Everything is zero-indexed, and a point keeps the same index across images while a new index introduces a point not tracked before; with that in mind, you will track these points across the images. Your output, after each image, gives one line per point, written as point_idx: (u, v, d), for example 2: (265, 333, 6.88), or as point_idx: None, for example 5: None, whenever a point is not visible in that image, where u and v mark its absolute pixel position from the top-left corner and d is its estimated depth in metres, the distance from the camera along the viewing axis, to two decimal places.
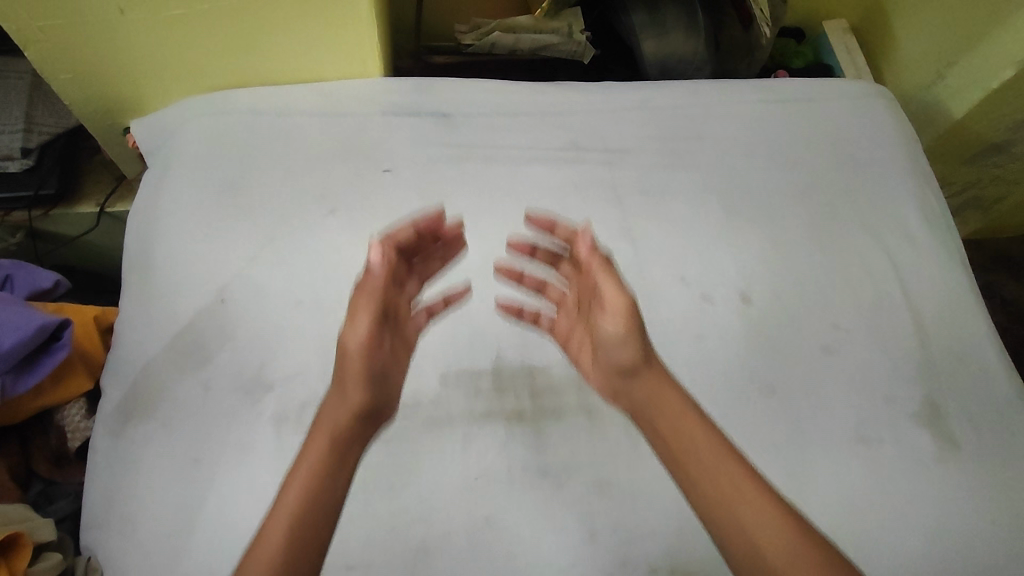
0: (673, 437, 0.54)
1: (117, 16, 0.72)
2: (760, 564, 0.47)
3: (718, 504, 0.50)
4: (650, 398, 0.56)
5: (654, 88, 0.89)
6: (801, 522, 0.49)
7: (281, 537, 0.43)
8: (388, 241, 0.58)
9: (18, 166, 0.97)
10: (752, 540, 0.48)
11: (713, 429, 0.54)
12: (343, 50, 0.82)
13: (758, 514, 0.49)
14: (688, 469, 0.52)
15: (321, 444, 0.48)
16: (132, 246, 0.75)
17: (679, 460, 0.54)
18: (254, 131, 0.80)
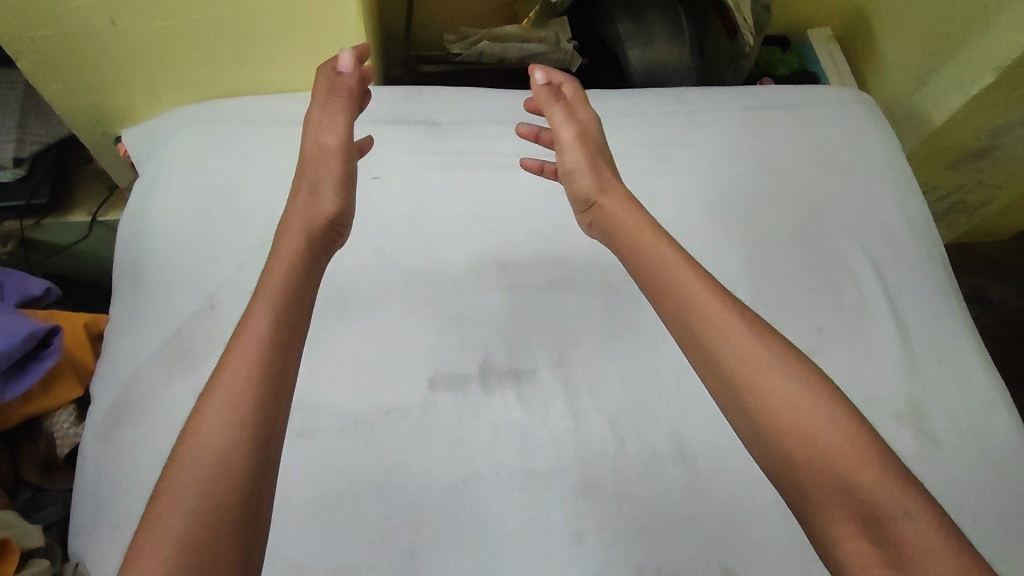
0: (651, 274, 0.53)
1: (109, 28, 0.73)
2: (741, 380, 0.46)
3: (700, 324, 0.49)
4: (618, 221, 0.59)
5: (640, 96, 0.90)
6: (792, 350, 0.47)
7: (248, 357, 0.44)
8: (329, 67, 0.66)
9: (9, 176, 0.98)
10: (730, 360, 0.47)
11: (694, 268, 0.53)
12: (332, 59, 0.83)
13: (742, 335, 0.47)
14: (682, 312, 0.50)
15: (278, 283, 0.50)
16: (123, 254, 0.75)
17: (677, 312, 0.51)
18: (244, 140, 0.81)
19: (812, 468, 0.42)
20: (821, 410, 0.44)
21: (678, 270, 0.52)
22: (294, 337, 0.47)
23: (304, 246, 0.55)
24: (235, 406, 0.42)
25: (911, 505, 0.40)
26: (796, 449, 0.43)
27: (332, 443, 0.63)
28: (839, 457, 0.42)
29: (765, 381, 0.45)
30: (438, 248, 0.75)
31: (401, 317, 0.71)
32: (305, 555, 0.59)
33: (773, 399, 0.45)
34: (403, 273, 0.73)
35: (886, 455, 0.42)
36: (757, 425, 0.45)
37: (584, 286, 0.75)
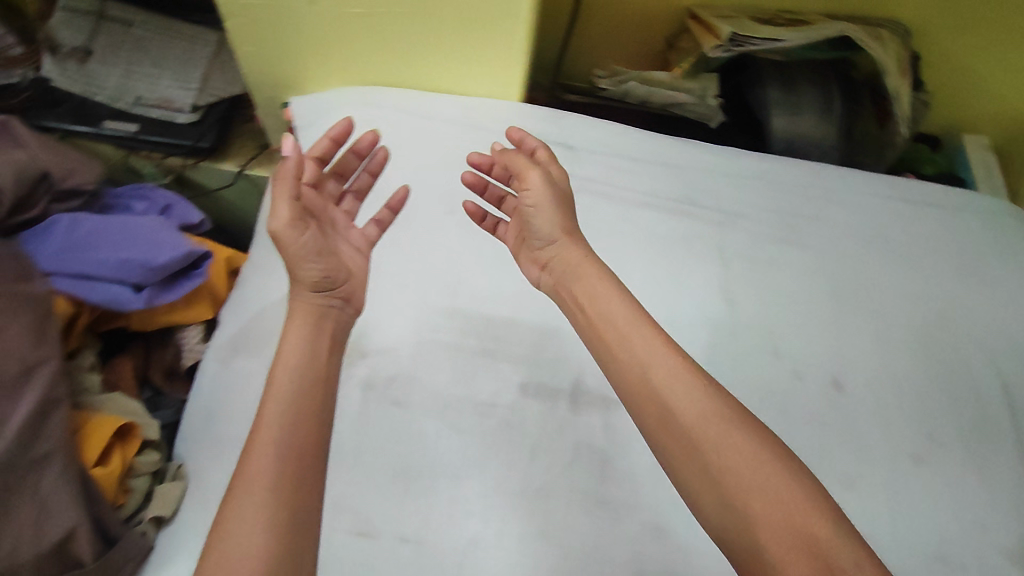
0: (614, 338, 0.57)
1: (307, 6, 0.82)
2: (692, 432, 0.49)
3: (648, 386, 0.53)
4: (586, 294, 0.62)
5: (779, 162, 0.89)
6: (734, 402, 0.51)
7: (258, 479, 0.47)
8: (353, 153, 0.74)
9: (185, 119, 1.15)
10: (681, 415, 0.50)
11: (651, 327, 0.57)
12: (490, 71, 0.89)
13: (689, 390, 0.51)
14: (650, 397, 0.53)
15: (277, 401, 0.52)
16: (274, 203, 0.83)
17: (654, 400, 0.52)
18: (398, 128, 0.87)
19: (762, 510, 0.45)
20: (791, 480, 0.46)
21: (656, 341, 0.56)
22: (315, 393, 0.54)
23: (329, 338, 0.59)
24: (275, 449, 0.49)
25: (858, 555, 0.42)
26: (742, 496, 0.46)
27: (419, 418, 0.66)
28: (793, 516, 0.44)
29: (715, 436, 0.48)
30: None
31: (506, 320, 0.73)
32: (376, 516, 0.61)
33: (720, 467, 0.47)
34: (515, 279, 0.76)
35: (826, 496, 0.46)
36: (708, 488, 0.48)
37: (688, 334, 0.75)
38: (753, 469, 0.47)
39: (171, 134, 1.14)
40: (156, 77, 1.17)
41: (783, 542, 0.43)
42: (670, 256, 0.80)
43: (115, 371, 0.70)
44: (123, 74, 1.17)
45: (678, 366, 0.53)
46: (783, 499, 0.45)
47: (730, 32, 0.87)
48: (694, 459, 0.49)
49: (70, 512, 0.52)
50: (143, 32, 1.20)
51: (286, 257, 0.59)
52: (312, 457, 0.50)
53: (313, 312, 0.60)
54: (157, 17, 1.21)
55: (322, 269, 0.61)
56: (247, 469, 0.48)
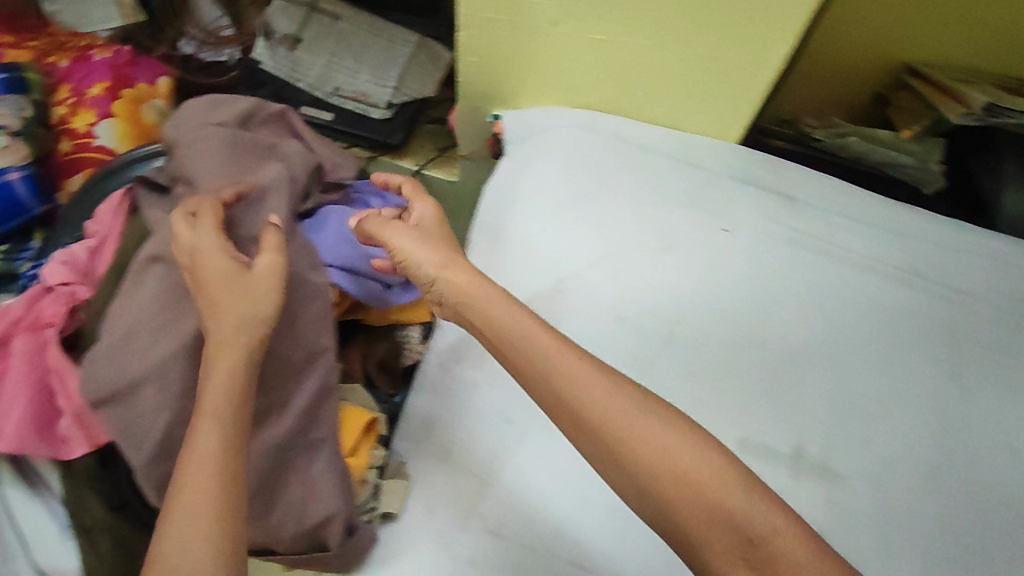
0: (521, 349, 0.56)
1: (548, 28, 0.84)
2: (613, 443, 0.51)
3: (561, 395, 0.53)
4: (482, 296, 0.60)
5: (1015, 244, 0.84)
6: (618, 380, 0.54)
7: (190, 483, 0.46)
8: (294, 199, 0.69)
9: (379, 114, 1.19)
10: (603, 419, 0.51)
11: (555, 335, 0.57)
12: (718, 111, 0.87)
13: (598, 391, 0.52)
14: (580, 412, 0.52)
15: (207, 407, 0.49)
16: (493, 213, 0.86)
17: (563, 403, 0.53)
18: (617, 157, 0.87)
19: (695, 501, 0.47)
20: (699, 458, 0.49)
21: (554, 343, 0.56)
22: (233, 388, 0.51)
23: (244, 345, 0.53)
24: (209, 460, 0.47)
25: (778, 522, 0.47)
26: (665, 489, 0.48)
27: None
28: (705, 489, 0.48)
29: (637, 428, 0.50)
30: (774, 314, 0.78)
31: (724, 372, 0.74)
32: (600, 548, 0.62)
33: (645, 469, 0.49)
34: (729, 328, 0.77)
35: (734, 464, 0.49)
36: (644, 488, 0.49)
37: (912, 413, 0.73)
38: (678, 457, 0.49)
39: (364, 128, 1.18)
40: (356, 72, 1.21)
41: (726, 539, 0.46)
42: (868, 314, 0.78)
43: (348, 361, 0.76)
44: (326, 65, 1.22)
45: (581, 364, 0.54)
46: (691, 475, 0.48)
47: (984, 104, 0.89)
48: (631, 465, 0.50)
49: (330, 501, 0.58)
50: (348, 27, 1.24)
51: (222, 288, 0.56)
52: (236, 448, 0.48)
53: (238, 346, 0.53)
54: (363, 14, 1.25)
55: (252, 294, 0.56)
56: (184, 482, 0.46)
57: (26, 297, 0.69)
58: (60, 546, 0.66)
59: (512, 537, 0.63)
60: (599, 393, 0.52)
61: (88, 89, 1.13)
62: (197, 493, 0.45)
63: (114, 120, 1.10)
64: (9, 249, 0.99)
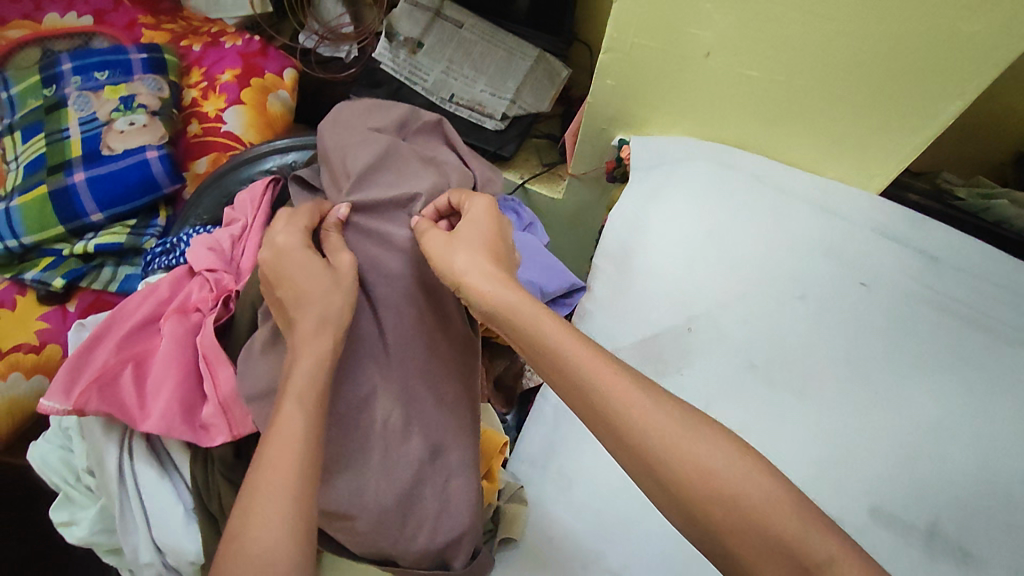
0: (550, 356, 0.53)
1: (701, 58, 0.84)
2: (661, 462, 0.47)
3: (599, 409, 0.50)
4: (506, 308, 0.56)
5: None
6: (653, 391, 0.51)
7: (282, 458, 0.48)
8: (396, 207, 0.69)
9: (492, 125, 1.20)
10: (649, 436, 0.48)
11: (587, 342, 0.54)
12: (861, 159, 0.87)
13: (646, 407, 0.49)
14: (619, 433, 0.49)
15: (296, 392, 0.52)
16: (624, 240, 0.86)
17: (604, 422, 0.50)
18: (752, 195, 0.85)
19: (745, 527, 0.44)
20: (747, 476, 0.46)
21: (598, 361, 0.52)
22: (315, 388, 0.53)
23: (331, 349, 0.55)
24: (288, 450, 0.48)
25: (834, 549, 0.43)
26: (710, 514, 0.45)
27: None
28: (760, 513, 0.44)
29: (685, 448, 0.47)
30: (911, 381, 0.73)
31: (854, 433, 0.71)
32: None
33: (695, 500, 0.46)
34: (863, 387, 0.73)
35: (785, 482, 0.46)
36: (693, 515, 0.46)
37: None
38: (727, 477, 0.46)
39: (477, 138, 1.20)
40: (473, 80, 1.24)
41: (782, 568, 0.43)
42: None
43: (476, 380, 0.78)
44: (444, 71, 1.25)
45: (610, 375, 0.51)
46: (742, 498, 0.45)
47: None
48: (677, 492, 0.47)
49: (460, 519, 0.60)
50: (470, 35, 1.27)
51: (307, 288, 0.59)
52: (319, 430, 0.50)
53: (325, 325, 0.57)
54: (485, 23, 1.27)
55: (333, 294, 0.59)
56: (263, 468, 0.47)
57: (172, 278, 0.71)
58: (183, 528, 0.65)
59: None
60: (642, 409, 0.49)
61: (219, 74, 1.16)
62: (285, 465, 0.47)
63: (242, 107, 1.13)
64: (135, 224, 1.01)
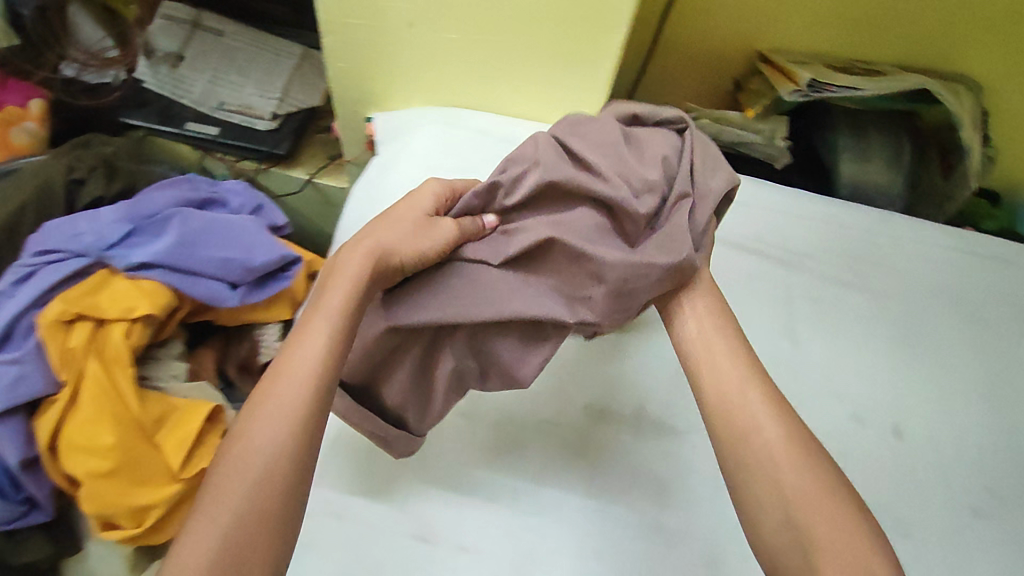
0: (707, 360, 0.55)
1: (405, 29, 0.88)
2: (765, 464, 0.49)
3: (739, 422, 0.51)
4: (713, 311, 0.58)
5: (845, 208, 0.91)
6: (802, 423, 0.52)
7: (300, 379, 0.47)
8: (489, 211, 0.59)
9: (264, 125, 1.22)
10: (758, 447, 0.50)
11: (749, 362, 0.55)
12: (569, 102, 0.92)
13: (770, 417, 0.51)
14: (753, 440, 0.51)
15: (328, 310, 0.51)
16: (365, 201, 0.89)
17: (737, 427, 0.51)
18: (476, 147, 0.92)
19: (839, 557, 0.45)
20: (848, 516, 0.46)
21: (743, 364, 0.54)
22: (335, 373, 0.49)
23: (373, 274, 0.54)
24: (279, 433, 0.45)
25: None
26: (809, 527, 0.46)
27: (476, 435, 0.70)
28: (862, 556, 0.44)
29: (795, 462, 0.49)
30: None
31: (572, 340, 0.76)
32: (439, 522, 0.65)
33: (811, 531, 0.46)
34: None
35: (867, 519, 0.47)
36: (793, 537, 0.46)
37: None
38: (826, 507, 0.47)
39: (251, 141, 1.21)
40: (241, 85, 1.25)
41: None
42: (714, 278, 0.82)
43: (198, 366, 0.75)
44: (210, 81, 1.24)
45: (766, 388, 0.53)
46: (842, 527, 0.46)
47: (809, 78, 0.90)
48: (783, 508, 0.47)
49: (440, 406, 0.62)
50: (234, 42, 1.27)
51: (394, 218, 0.57)
52: (337, 358, 0.50)
53: (373, 252, 0.54)
54: (249, 31, 1.29)
55: (402, 224, 0.56)
56: (247, 436, 0.45)
57: None
58: None
59: (353, 520, 0.65)
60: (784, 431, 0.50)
61: None
62: (287, 405, 0.46)
63: None
64: None
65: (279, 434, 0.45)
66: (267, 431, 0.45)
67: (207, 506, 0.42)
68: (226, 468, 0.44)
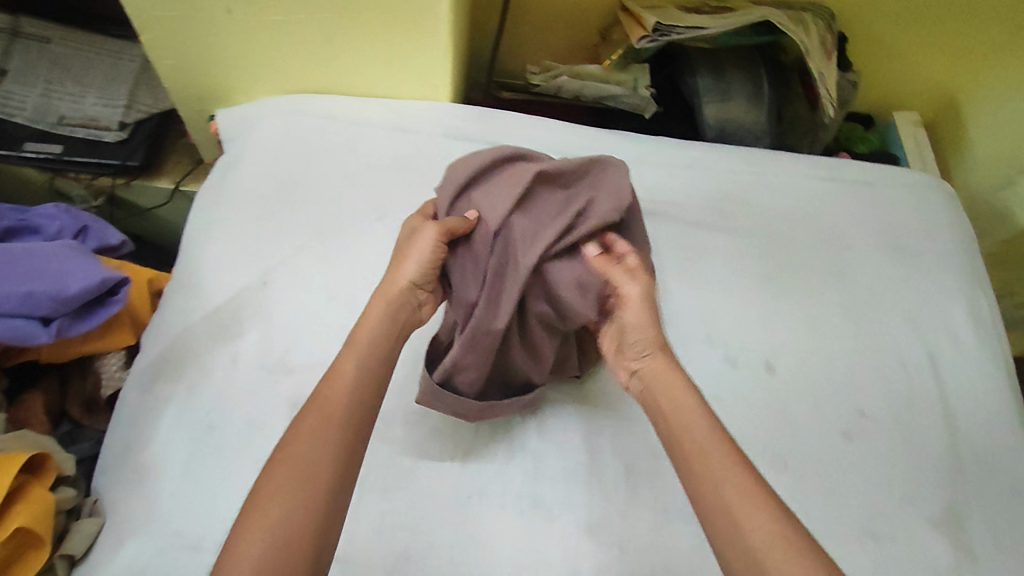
0: (690, 443, 0.52)
1: (223, 15, 0.78)
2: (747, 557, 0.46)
3: (719, 510, 0.48)
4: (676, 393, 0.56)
5: (707, 151, 0.91)
6: (789, 511, 0.48)
7: (336, 402, 0.52)
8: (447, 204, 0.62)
9: (112, 137, 1.08)
10: (741, 535, 0.47)
11: (727, 442, 0.52)
12: (418, 74, 0.86)
13: (753, 503, 0.48)
14: (736, 528, 0.47)
15: (366, 337, 0.57)
16: (201, 208, 0.81)
17: (719, 514, 0.48)
18: (324, 132, 0.86)
19: None
20: None
21: (722, 446, 0.51)
22: (367, 405, 0.53)
23: (399, 303, 0.59)
24: (329, 446, 0.50)
25: None
26: None
27: None
28: None
29: (781, 554, 0.45)
30: None
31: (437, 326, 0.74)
32: None
33: None
34: None
35: None
36: None
37: None
38: None
39: (97, 155, 1.07)
40: (81, 96, 1.10)
41: None
42: None
43: (28, 409, 0.70)
44: (43, 93, 1.09)
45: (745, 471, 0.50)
46: None
47: (655, 22, 0.89)
48: None
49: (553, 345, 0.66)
50: (64, 49, 1.13)
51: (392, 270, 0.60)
52: (376, 384, 0.55)
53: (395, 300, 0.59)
54: (77, 34, 1.15)
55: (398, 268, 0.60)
56: (296, 457, 0.49)
57: None
58: None
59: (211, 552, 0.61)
60: (767, 515, 0.47)
61: None
62: (329, 422, 0.51)
63: None
64: None
65: (322, 455, 0.49)
66: (313, 448, 0.49)
67: (262, 506, 0.47)
68: (278, 474, 0.48)
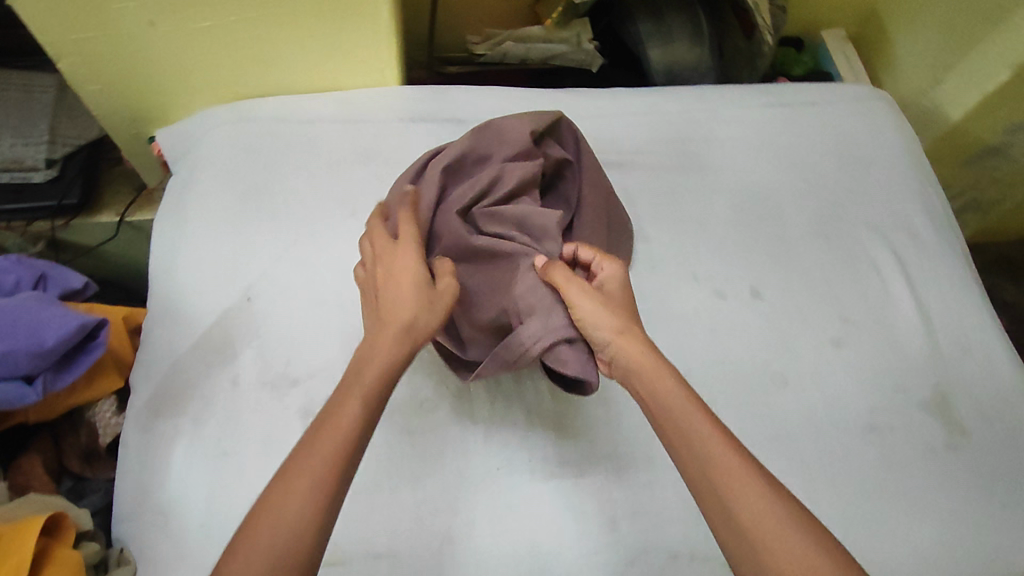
0: (676, 427, 0.50)
1: (146, 28, 0.74)
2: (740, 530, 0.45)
3: (708, 492, 0.47)
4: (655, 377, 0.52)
5: (659, 94, 0.92)
6: (773, 482, 0.47)
7: (343, 419, 0.47)
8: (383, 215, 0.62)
9: (42, 177, 1.01)
10: (731, 513, 0.46)
11: (708, 417, 0.50)
12: (363, 60, 0.84)
13: (745, 480, 0.47)
14: (729, 504, 0.46)
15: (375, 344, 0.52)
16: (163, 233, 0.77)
17: (707, 495, 0.47)
18: (276, 135, 0.83)
19: None
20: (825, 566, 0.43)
21: (706, 424, 0.49)
22: (366, 425, 0.47)
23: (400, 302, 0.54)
24: (311, 467, 0.45)
25: None
26: None
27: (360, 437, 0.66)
28: None
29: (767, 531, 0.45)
30: None
31: None
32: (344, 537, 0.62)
33: None
34: None
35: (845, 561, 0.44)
36: None
37: None
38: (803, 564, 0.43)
39: (29, 199, 1.00)
40: None
41: None
42: None
43: (28, 473, 0.68)
44: None
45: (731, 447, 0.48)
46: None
47: None
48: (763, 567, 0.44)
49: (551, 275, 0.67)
50: None
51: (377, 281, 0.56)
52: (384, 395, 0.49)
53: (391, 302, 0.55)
54: None
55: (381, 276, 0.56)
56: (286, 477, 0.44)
57: None
58: None
59: None
60: (755, 491, 0.46)
61: None
62: (323, 438, 0.46)
63: None
64: None
65: (311, 476, 0.44)
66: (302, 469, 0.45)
67: (251, 532, 0.43)
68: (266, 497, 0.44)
